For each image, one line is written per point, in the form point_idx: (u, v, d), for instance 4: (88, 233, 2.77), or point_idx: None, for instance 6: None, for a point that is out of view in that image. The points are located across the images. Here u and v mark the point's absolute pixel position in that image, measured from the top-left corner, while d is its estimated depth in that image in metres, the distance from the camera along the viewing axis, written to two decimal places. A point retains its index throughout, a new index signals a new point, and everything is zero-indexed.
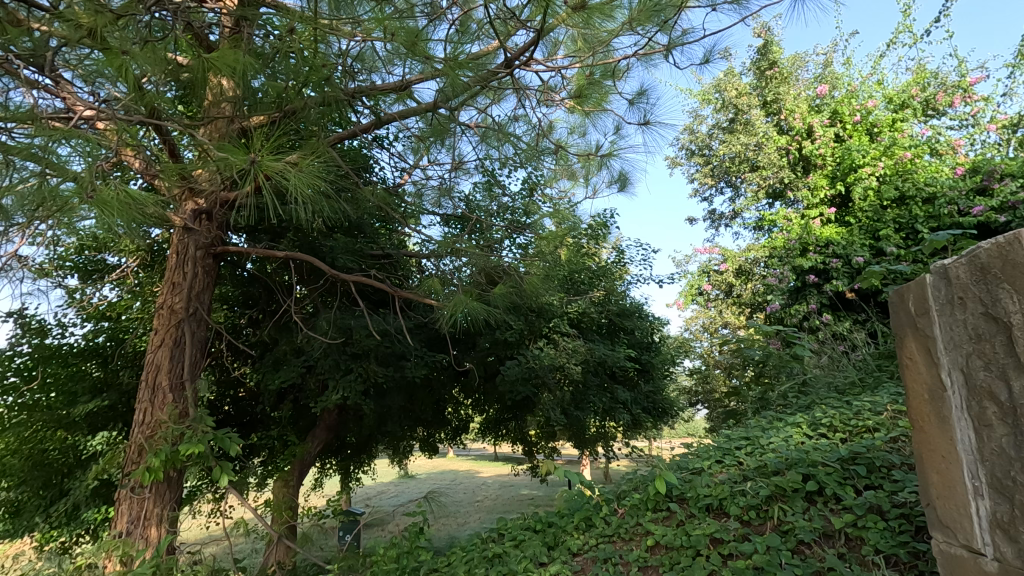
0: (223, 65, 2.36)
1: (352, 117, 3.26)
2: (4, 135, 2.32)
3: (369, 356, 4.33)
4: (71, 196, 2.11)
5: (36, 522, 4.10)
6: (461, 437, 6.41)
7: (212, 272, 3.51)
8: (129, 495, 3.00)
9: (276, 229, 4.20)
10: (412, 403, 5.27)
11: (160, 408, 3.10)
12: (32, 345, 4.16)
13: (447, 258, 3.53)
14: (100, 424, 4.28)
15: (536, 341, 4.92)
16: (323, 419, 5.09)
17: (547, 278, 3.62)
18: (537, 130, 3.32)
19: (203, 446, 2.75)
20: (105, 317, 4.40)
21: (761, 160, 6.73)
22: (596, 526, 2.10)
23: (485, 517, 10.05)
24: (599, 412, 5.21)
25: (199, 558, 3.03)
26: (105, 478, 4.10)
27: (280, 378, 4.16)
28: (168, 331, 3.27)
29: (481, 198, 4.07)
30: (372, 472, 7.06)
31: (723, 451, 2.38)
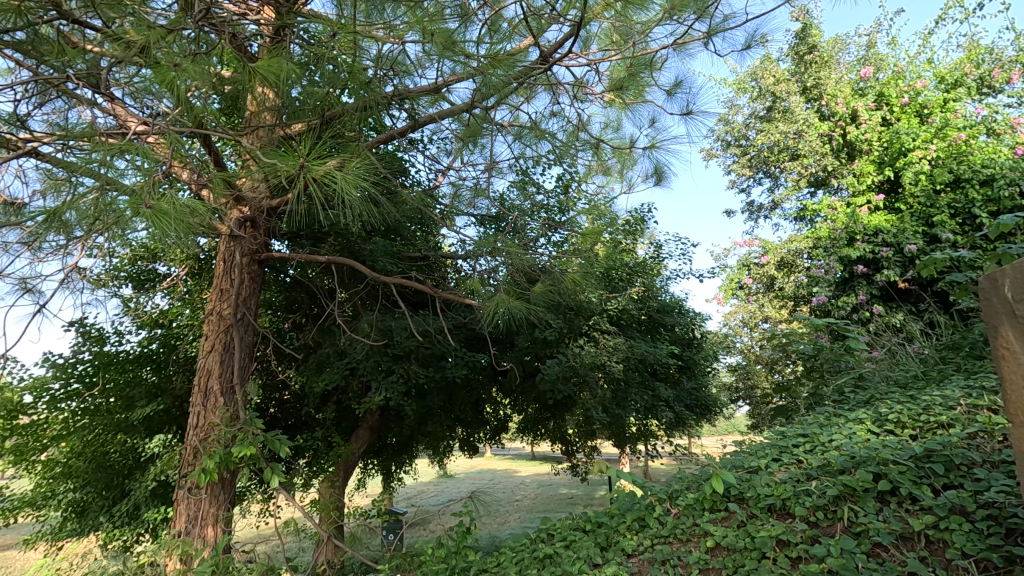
0: (270, 74, 2.42)
1: (387, 121, 3.29)
2: (64, 152, 2.45)
3: (410, 357, 4.38)
4: (126, 208, 2.19)
5: (100, 522, 4.30)
6: (500, 436, 6.41)
7: (257, 278, 3.60)
8: (187, 496, 3.10)
9: (316, 234, 4.28)
10: (453, 404, 5.30)
11: (213, 411, 3.20)
12: (92, 353, 4.35)
13: (483, 257, 3.51)
14: (156, 427, 4.45)
15: (575, 340, 4.87)
16: (366, 420, 5.18)
17: (586, 275, 3.58)
18: (574, 127, 3.28)
19: (256, 449, 2.81)
20: (158, 324, 4.57)
21: (802, 147, 6.35)
22: (651, 527, 2.06)
23: (525, 516, 10.05)
24: (641, 410, 5.12)
25: (255, 558, 3.11)
26: (163, 480, 4.26)
27: (324, 380, 4.23)
28: (218, 336, 3.36)
29: (516, 197, 4.05)
30: (413, 472, 7.13)
31: (780, 449, 2.30)
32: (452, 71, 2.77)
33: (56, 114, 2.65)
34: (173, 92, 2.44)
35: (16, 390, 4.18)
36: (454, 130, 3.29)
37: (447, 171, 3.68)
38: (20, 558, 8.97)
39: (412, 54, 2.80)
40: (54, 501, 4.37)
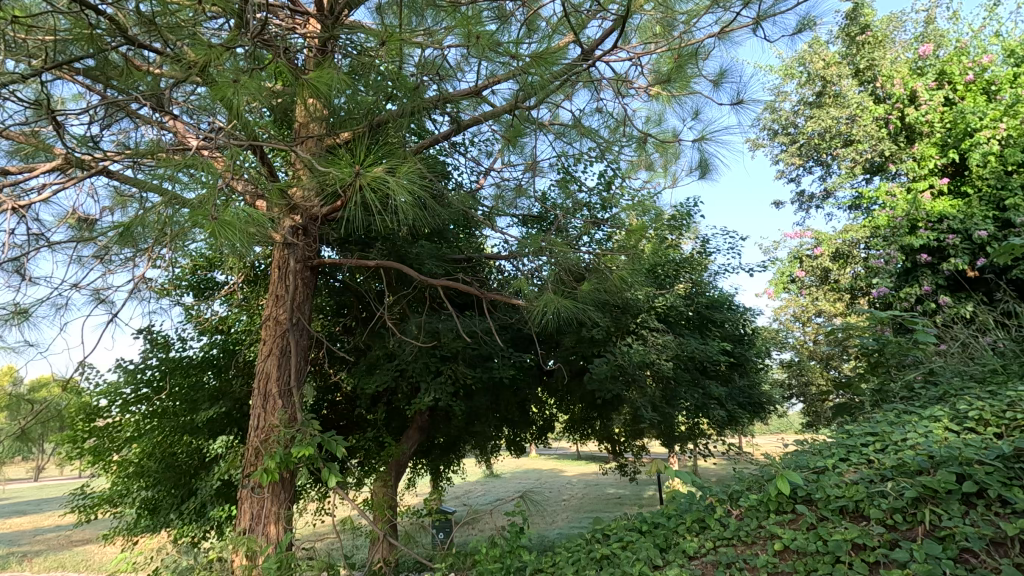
0: (322, 84, 2.50)
1: (430, 126, 3.33)
2: (132, 169, 2.61)
3: (457, 357, 4.44)
4: (192, 221, 2.30)
5: (170, 518, 4.54)
6: (547, 436, 6.40)
7: (310, 284, 3.71)
8: (251, 495, 3.22)
9: (364, 240, 4.39)
10: (500, 404, 5.33)
11: (272, 413, 3.32)
12: (159, 358, 4.60)
13: (528, 257, 3.50)
14: (219, 428, 4.66)
15: (623, 338, 4.80)
16: (416, 420, 5.27)
17: (632, 272, 3.52)
18: (617, 122, 3.23)
19: (314, 449, 2.90)
20: (217, 330, 4.78)
21: (856, 132, 6.06)
22: (711, 528, 2.01)
23: (573, 517, 10.00)
24: (692, 409, 5.01)
25: (316, 555, 3.21)
26: (227, 480, 4.46)
27: (376, 382, 4.33)
28: (275, 340, 3.48)
29: (558, 196, 4.03)
30: (460, 472, 7.21)
31: (847, 448, 2.21)
32: (495, 72, 2.79)
33: (122, 134, 2.82)
34: (230, 108, 2.54)
35: (92, 395, 4.46)
36: (496, 131, 3.30)
37: (488, 172, 3.70)
38: (99, 551, 9.60)
39: (452, 58, 2.85)
40: (128, 499, 4.63)
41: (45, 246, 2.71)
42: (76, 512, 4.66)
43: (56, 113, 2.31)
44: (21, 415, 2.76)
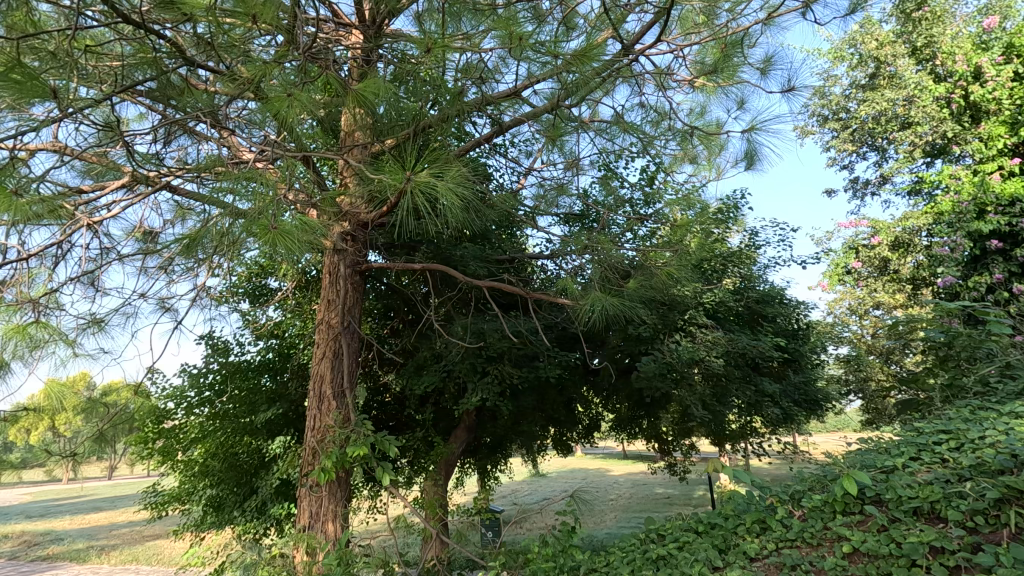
0: (369, 93, 2.57)
1: (471, 129, 3.36)
2: (192, 183, 2.75)
3: (503, 357, 4.48)
4: (250, 231, 2.40)
5: (234, 515, 4.75)
6: (593, 435, 6.37)
7: (359, 288, 3.81)
8: (309, 493, 3.34)
9: (409, 243, 4.48)
10: (546, 403, 5.34)
11: (327, 414, 3.42)
12: (219, 363, 4.83)
13: (572, 256, 3.49)
14: (277, 430, 4.86)
15: (671, 335, 4.73)
16: (464, 420, 5.34)
17: (680, 267, 3.45)
18: (660, 116, 3.18)
19: (368, 449, 2.98)
20: (273, 335, 4.97)
21: (914, 114, 5.78)
22: (773, 530, 1.97)
23: (621, 516, 9.92)
24: (744, 407, 4.87)
25: (373, 552, 3.30)
26: (286, 479, 4.65)
27: (424, 383, 4.41)
28: (327, 343, 3.59)
29: (600, 193, 4.00)
30: (507, 472, 7.26)
31: (916, 446, 2.11)
32: (536, 72, 2.79)
33: (181, 150, 2.98)
34: (282, 121, 2.64)
35: (159, 398, 4.72)
36: (537, 130, 3.30)
37: (529, 172, 3.71)
38: (169, 546, 10.15)
39: (492, 61, 2.87)
40: (195, 497, 4.87)
41: (116, 259, 2.89)
42: (149, 508, 4.94)
43: (124, 134, 2.45)
44: (100, 418, 2.95)
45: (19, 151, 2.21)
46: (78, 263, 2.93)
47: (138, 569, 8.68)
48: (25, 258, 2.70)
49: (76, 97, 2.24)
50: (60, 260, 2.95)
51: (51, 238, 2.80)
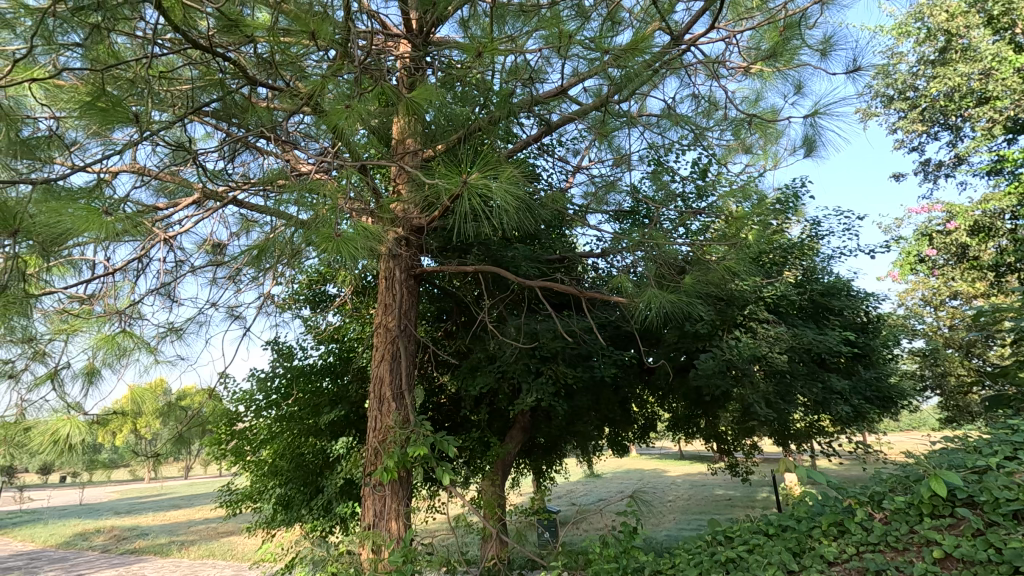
0: (420, 100, 2.62)
1: (518, 131, 3.37)
2: (257, 197, 2.89)
3: (557, 357, 4.48)
4: (311, 241, 2.50)
5: (302, 513, 4.94)
6: (650, 435, 6.25)
7: (414, 292, 3.90)
8: (372, 492, 3.43)
9: (461, 247, 4.55)
10: (601, 403, 5.28)
11: (388, 415, 3.51)
12: (285, 367, 5.05)
13: (624, 253, 3.44)
14: (339, 431, 5.03)
15: (730, 332, 4.58)
16: (519, 421, 5.37)
17: (738, 261, 3.34)
18: (712, 106, 3.09)
19: (428, 449, 3.04)
20: (333, 339, 5.15)
21: (991, 88, 5.43)
22: (853, 533, 1.91)
23: (680, 518, 9.73)
24: (811, 405, 4.65)
25: (435, 550, 3.36)
26: (349, 478, 4.81)
27: (479, 384, 4.46)
28: (385, 346, 3.69)
29: (651, 188, 3.93)
30: (563, 472, 7.24)
31: (1011, 443, 1.98)
32: (583, 68, 2.76)
33: (245, 166, 3.14)
34: (337, 132, 2.73)
35: (230, 401, 4.97)
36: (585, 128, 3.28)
37: (578, 171, 3.68)
38: (242, 542, 10.71)
39: (538, 61, 2.87)
40: (265, 496, 5.10)
41: (190, 270, 3.07)
42: (225, 506, 5.21)
43: (195, 153, 2.60)
44: (179, 421, 3.14)
45: (105, 174, 2.38)
46: (156, 275, 3.13)
47: (215, 564, 9.22)
48: (111, 272, 2.91)
49: (153, 121, 2.40)
50: (141, 273, 3.17)
51: (133, 253, 3.01)
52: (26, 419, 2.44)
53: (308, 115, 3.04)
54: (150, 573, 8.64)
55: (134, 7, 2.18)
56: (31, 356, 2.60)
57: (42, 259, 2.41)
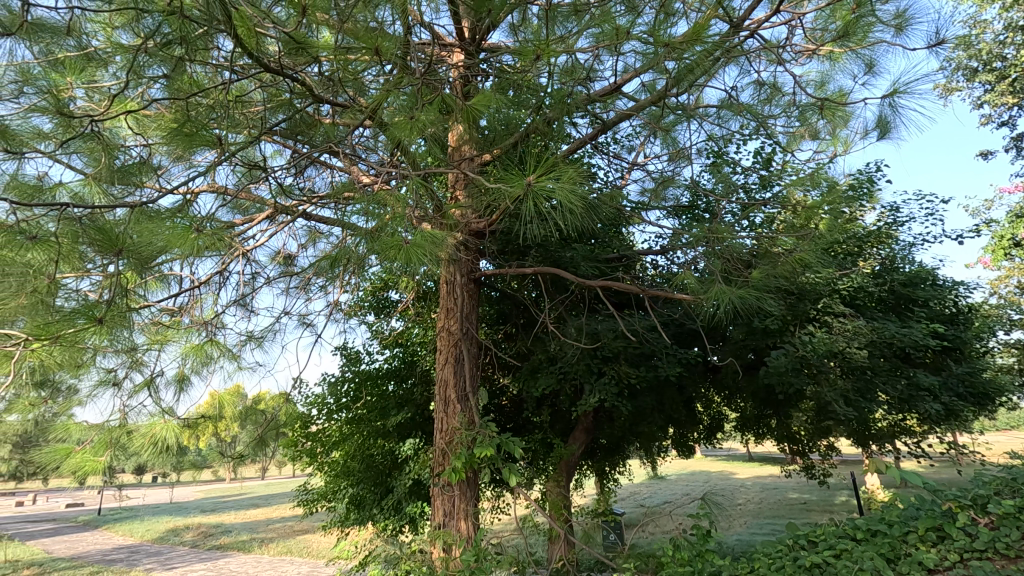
0: (476, 107, 2.68)
1: (573, 131, 3.36)
2: (325, 209, 3.03)
3: (619, 357, 4.43)
4: (376, 249, 2.59)
5: (374, 513, 5.11)
6: (716, 435, 6.07)
7: (474, 295, 3.96)
8: (442, 492, 3.50)
9: (518, 248, 4.58)
10: (665, 403, 5.17)
11: (453, 417, 3.57)
12: (353, 371, 5.25)
13: (686, 249, 3.35)
14: (406, 432, 5.18)
15: (802, 327, 4.38)
16: (581, 422, 5.35)
17: (810, 254, 3.19)
18: (776, 93, 2.96)
19: (495, 450, 3.08)
20: (397, 344, 5.32)
21: None
22: (954, 539, 1.95)
23: (752, 522, 9.38)
24: (896, 404, 4.37)
25: (504, 551, 3.39)
26: (417, 479, 4.95)
27: (541, 385, 4.48)
28: (449, 350, 3.76)
29: (711, 181, 3.82)
30: (626, 473, 7.14)
31: None
32: (638, 62, 2.73)
33: (312, 180, 3.30)
34: (398, 142, 2.82)
35: (304, 405, 5.22)
36: (640, 123, 3.22)
37: (634, 167, 3.63)
38: (317, 540, 11.21)
39: (590, 60, 2.86)
40: (339, 495, 5.30)
41: (265, 282, 3.26)
42: (302, 505, 5.47)
43: (268, 171, 2.76)
44: (258, 424, 3.31)
45: (190, 195, 2.57)
46: (236, 288, 3.34)
47: (293, 560, 9.70)
48: (197, 285, 3.13)
49: (230, 143, 2.56)
50: (222, 286, 3.39)
51: (215, 267, 3.22)
52: (128, 423, 2.66)
53: (369, 128, 3.15)
54: (236, 568, 9.20)
55: (210, 38, 2.33)
56: (129, 365, 2.83)
57: (138, 275, 2.62)
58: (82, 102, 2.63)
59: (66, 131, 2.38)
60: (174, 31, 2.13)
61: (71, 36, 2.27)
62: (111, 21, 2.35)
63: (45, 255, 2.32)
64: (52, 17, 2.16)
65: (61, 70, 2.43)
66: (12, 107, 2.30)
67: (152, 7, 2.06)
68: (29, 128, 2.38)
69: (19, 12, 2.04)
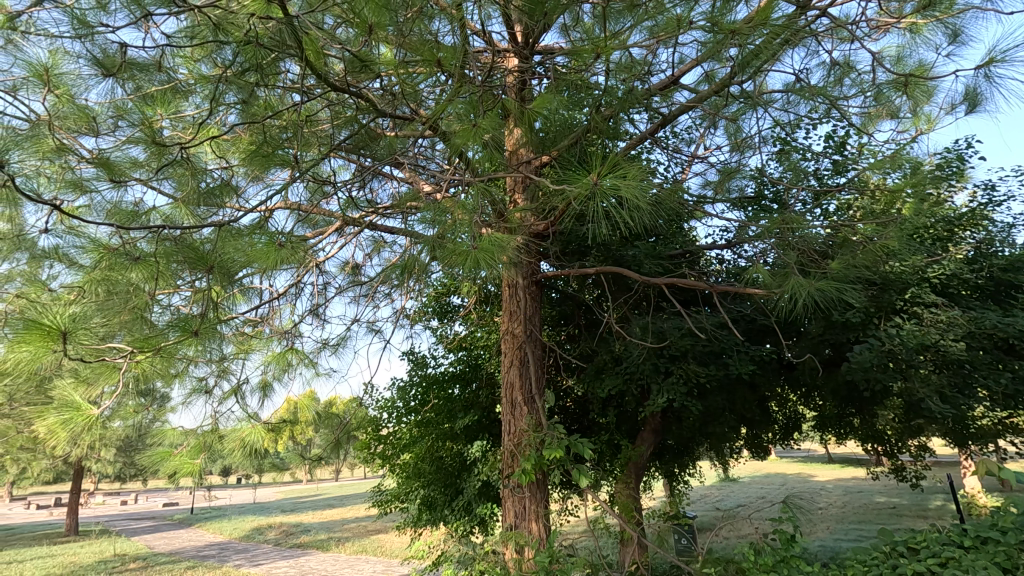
0: (532, 112, 2.68)
1: (631, 128, 3.30)
2: (391, 219, 3.14)
3: (687, 356, 4.30)
4: (438, 256, 2.65)
5: (445, 513, 5.21)
6: (793, 435, 5.79)
7: (536, 297, 3.97)
8: (512, 494, 3.52)
9: (578, 249, 4.56)
10: (737, 402, 4.97)
11: (520, 420, 3.59)
12: (420, 375, 5.39)
13: (755, 242, 3.22)
14: (474, 434, 5.26)
15: (888, 319, 4.10)
16: (649, 422, 5.26)
17: (895, 242, 2.98)
18: (849, 71, 2.79)
19: (564, 452, 3.06)
20: (461, 347, 5.42)
21: None
22: None
23: (836, 527, 8.87)
24: (1001, 400, 4.00)
25: (578, 553, 3.36)
26: (486, 480, 5.01)
27: (607, 386, 4.43)
28: (514, 353, 3.78)
29: (779, 169, 3.66)
30: (697, 474, 6.94)
31: None
32: (699, 51, 2.64)
33: (377, 192, 3.43)
34: (457, 151, 2.87)
35: (375, 409, 5.41)
36: (699, 114, 3.13)
37: (695, 160, 3.53)
38: (390, 540, 11.58)
39: (648, 52, 2.79)
40: (411, 496, 5.44)
41: (336, 292, 3.41)
42: (377, 505, 5.66)
43: (336, 186, 2.88)
44: (333, 428, 3.46)
45: (267, 212, 2.72)
46: (311, 298, 3.52)
47: (368, 559, 10.06)
48: (276, 297, 3.32)
49: (303, 161, 2.70)
50: (298, 296, 3.58)
51: (292, 279, 3.41)
52: (219, 428, 2.84)
53: (429, 138, 3.23)
54: (316, 565, 9.66)
55: (280, 63, 2.46)
56: (218, 374, 3.03)
57: (224, 289, 2.82)
58: (170, 131, 2.85)
59: (157, 159, 2.59)
60: (248, 60, 2.25)
61: (161, 72, 2.47)
62: (193, 55, 2.53)
63: (144, 274, 2.55)
64: (142, 57, 2.36)
65: (152, 103, 2.65)
66: (111, 141, 2.58)
67: (230, 38, 2.18)
68: (125, 158, 2.59)
69: (116, 54, 2.25)
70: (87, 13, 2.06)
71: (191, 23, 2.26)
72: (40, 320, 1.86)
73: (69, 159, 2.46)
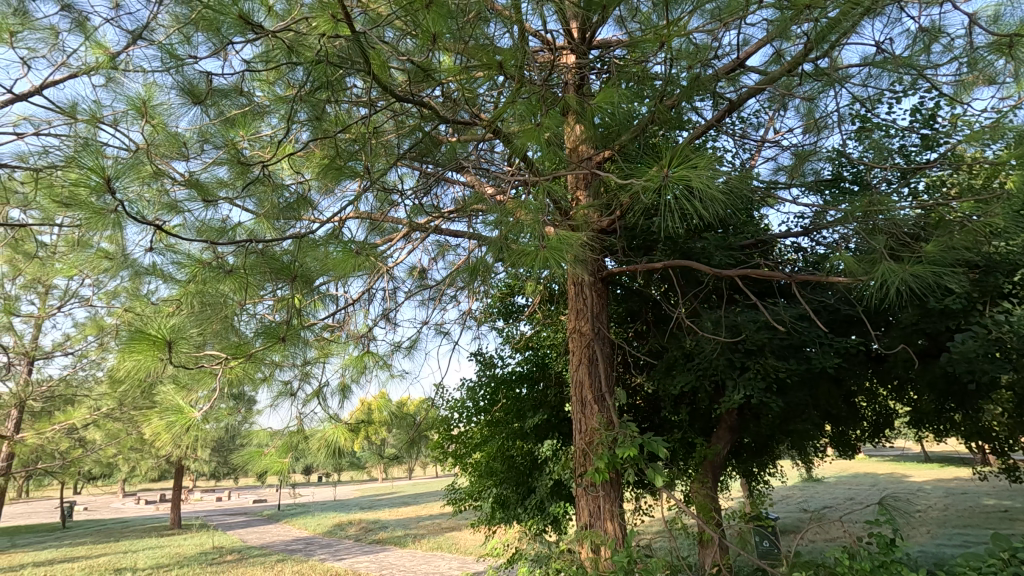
0: (591, 108, 2.65)
1: (697, 116, 3.20)
2: (456, 222, 3.21)
3: (764, 350, 4.12)
4: (503, 255, 2.67)
5: (518, 511, 5.24)
6: (884, 433, 5.40)
7: (603, 295, 3.92)
8: (586, 492, 3.50)
9: (644, 243, 4.47)
10: (821, 398, 4.71)
11: (592, 418, 3.55)
12: (488, 375, 5.47)
13: (836, 227, 3.03)
14: (544, 432, 5.26)
15: (994, 305, 3.74)
16: (724, 420, 5.09)
17: (1001, 219, 2.71)
18: (939, 37, 2.56)
19: (638, 450, 3.00)
20: (527, 347, 5.44)
21: None
22: None
23: (939, 531, 8.19)
24: None
25: (656, 554, 3.28)
26: (558, 479, 5.01)
27: (679, 383, 4.31)
28: (581, 350, 3.75)
29: (859, 149, 3.43)
30: (777, 474, 6.62)
31: None
32: (767, 31, 2.51)
33: (442, 198, 3.51)
34: (518, 152, 2.89)
35: (446, 409, 5.54)
36: (769, 97, 2.99)
37: (765, 144, 3.37)
38: (464, 538, 11.80)
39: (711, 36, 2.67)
40: (484, 494, 5.52)
41: (406, 296, 3.52)
42: (451, 503, 5.79)
43: (403, 193, 2.98)
44: (408, 427, 3.56)
45: (340, 222, 2.85)
46: (382, 303, 3.66)
47: (444, 555, 10.30)
48: (351, 304, 3.47)
49: (371, 172, 2.80)
50: (371, 302, 3.72)
51: (364, 286, 3.56)
52: (304, 427, 3.00)
53: (490, 141, 3.26)
54: (395, 561, 10.00)
55: (345, 79, 2.56)
56: (301, 377, 3.20)
57: (304, 297, 2.98)
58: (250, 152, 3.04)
59: (240, 178, 2.78)
60: (316, 79, 2.34)
61: (239, 96, 2.64)
62: (268, 77, 2.68)
63: (234, 286, 2.73)
64: (223, 83, 2.55)
65: (234, 126, 2.83)
66: (199, 163, 2.80)
67: (300, 59, 2.29)
68: (212, 178, 2.80)
69: (202, 84, 2.43)
70: (177, 47, 2.25)
71: (266, 48, 2.40)
72: (147, 331, 2.03)
73: (165, 182, 2.67)
